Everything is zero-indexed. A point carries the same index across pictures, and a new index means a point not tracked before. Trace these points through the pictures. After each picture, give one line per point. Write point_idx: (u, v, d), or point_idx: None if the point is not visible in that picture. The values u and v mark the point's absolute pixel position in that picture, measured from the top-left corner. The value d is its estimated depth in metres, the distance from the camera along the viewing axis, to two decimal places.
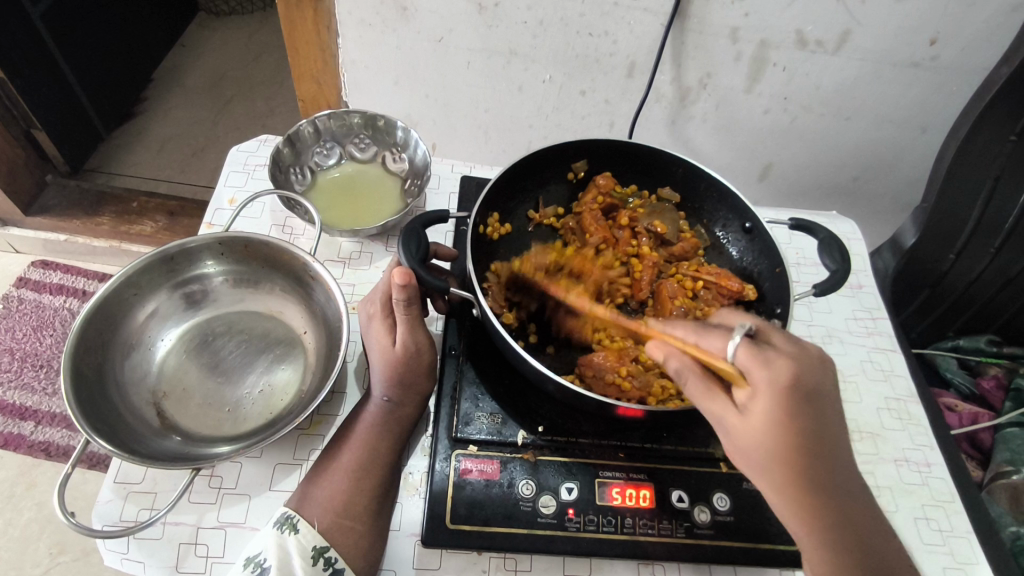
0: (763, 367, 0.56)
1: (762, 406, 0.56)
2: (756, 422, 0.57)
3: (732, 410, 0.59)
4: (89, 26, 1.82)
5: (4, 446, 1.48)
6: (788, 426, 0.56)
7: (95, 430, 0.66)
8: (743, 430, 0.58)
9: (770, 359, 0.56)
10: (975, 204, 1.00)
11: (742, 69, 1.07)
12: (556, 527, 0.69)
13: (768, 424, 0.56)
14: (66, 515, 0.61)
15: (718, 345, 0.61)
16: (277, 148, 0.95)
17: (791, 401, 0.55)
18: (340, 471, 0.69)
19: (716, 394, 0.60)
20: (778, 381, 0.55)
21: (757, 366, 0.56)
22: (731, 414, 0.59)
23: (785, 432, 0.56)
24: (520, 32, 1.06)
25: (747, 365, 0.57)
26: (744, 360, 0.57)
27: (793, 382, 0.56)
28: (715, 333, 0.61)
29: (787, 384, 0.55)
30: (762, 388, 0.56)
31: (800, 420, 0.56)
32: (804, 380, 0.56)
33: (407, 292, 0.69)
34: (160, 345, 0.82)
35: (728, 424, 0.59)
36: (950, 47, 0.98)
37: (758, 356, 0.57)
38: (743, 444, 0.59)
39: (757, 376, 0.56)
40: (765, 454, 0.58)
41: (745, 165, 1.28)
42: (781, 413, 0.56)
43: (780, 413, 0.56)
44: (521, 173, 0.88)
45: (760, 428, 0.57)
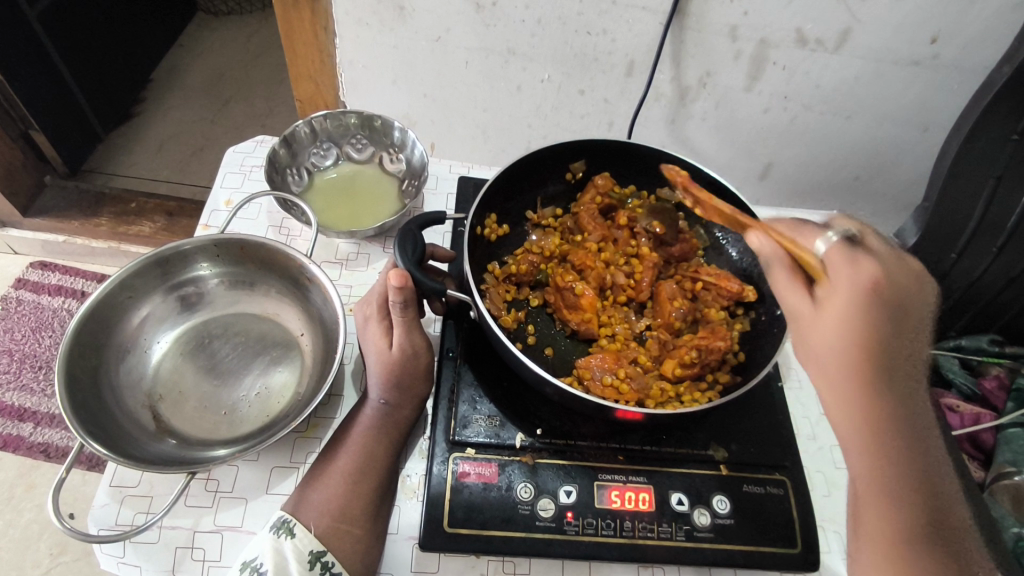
0: (851, 264, 0.58)
1: (843, 300, 0.56)
2: (833, 312, 0.57)
3: (807, 301, 0.59)
4: (86, 26, 1.82)
5: (3, 448, 1.48)
6: (867, 324, 0.55)
7: (89, 434, 0.65)
8: (813, 322, 0.58)
9: (858, 260, 0.58)
10: (977, 203, 0.99)
11: (742, 67, 1.06)
12: (554, 530, 0.68)
13: (843, 318, 0.56)
14: (60, 521, 0.61)
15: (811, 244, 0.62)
16: (274, 149, 0.95)
17: (874, 300, 0.56)
18: (337, 474, 0.68)
19: (794, 284, 0.60)
20: (863, 279, 0.56)
21: (842, 263, 0.58)
22: (806, 305, 0.59)
23: (861, 326, 0.55)
24: (518, 31, 1.06)
25: (834, 261, 0.58)
26: (832, 256, 0.59)
27: (878, 285, 0.56)
28: (809, 233, 0.64)
29: (871, 284, 0.56)
30: (844, 283, 0.57)
31: (876, 323, 0.55)
32: (888, 289, 0.57)
33: (403, 294, 0.68)
34: (155, 348, 0.81)
35: (798, 316, 0.59)
36: (951, 45, 0.97)
37: (846, 255, 0.58)
38: (808, 338, 0.58)
39: (844, 271, 0.57)
40: (832, 354, 0.56)
41: (745, 164, 1.27)
42: (859, 311, 0.56)
43: (857, 308, 0.56)
44: (519, 174, 0.88)
45: (833, 322, 0.56)
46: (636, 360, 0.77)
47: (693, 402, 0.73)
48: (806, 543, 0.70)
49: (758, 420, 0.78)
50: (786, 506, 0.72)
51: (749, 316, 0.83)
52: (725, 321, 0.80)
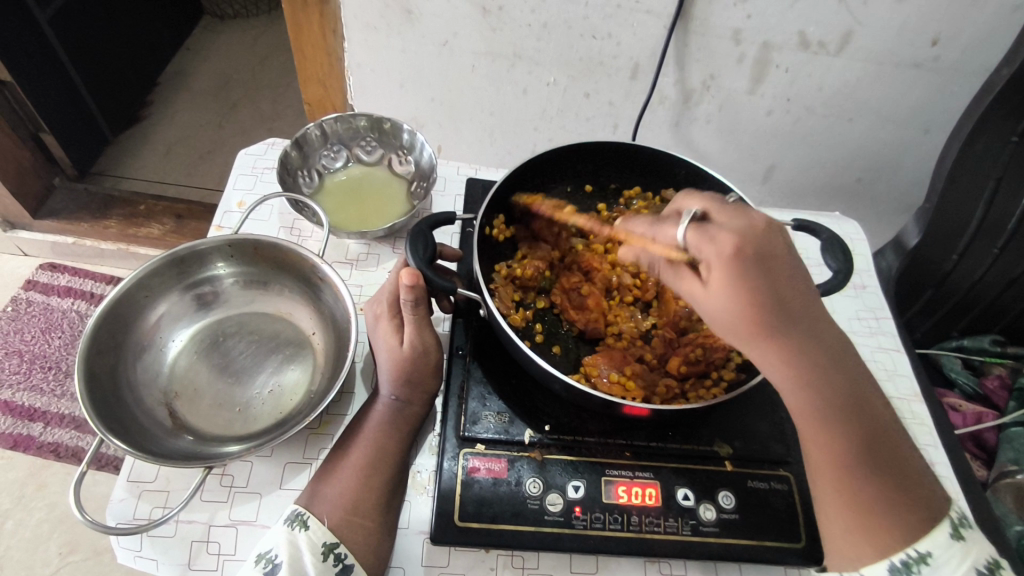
0: (708, 244, 0.56)
1: (719, 279, 0.55)
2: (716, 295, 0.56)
3: (694, 283, 0.58)
4: (96, 31, 1.84)
5: (14, 447, 1.49)
6: (754, 294, 0.55)
7: (108, 430, 0.67)
8: (704, 305, 0.58)
9: (713, 235, 0.56)
10: (978, 204, 1.00)
11: (745, 70, 1.08)
12: (562, 524, 0.69)
13: (728, 297, 0.55)
14: (82, 513, 0.62)
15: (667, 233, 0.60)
16: (285, 152, 0.97)
17: (748, 268, 0.54)
18: (349, 469, 0.70)
19: (676, 271, 0.59)
20: (726, 251, 0.55)
21: (704, 243, 0.56)
22: (694, 287, 0.58)
23: (745, 302, 0.55)
24: (524, 35, 1.07)
25: (697, 246, 0.56)
26: (691, 241, 0.57)
27: (744, 250, 0.55)
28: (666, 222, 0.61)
29: (738, 256, 0.54)
30: (714, 264, 0.55)
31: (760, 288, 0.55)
32: (752, 251, 0.55)
33: (414, 292, 0.70)
34: (170, 346, 0.83)
35: (693, 297, 0.58)
36: (951, 47, 0.99)
37: (703, 235, 0.56)
38: (711, 314, 0.58)
39: (707, 252, 0.55)
40: (734, 322, 0.56)
41: (748, 166, 1.29)
42: (739, 288, 0.54)
43: (737, 285, 0.55)
44: (525, 175, 0.90)
45: (720, 301, 0.56)
46: (642, 358, 0.79)
47: (699, 399, 0.74)
48: (810, 537, 0.72)
49: (762, 417, 0.80)
50: (791, 502, 0.73)
51: None
52: None
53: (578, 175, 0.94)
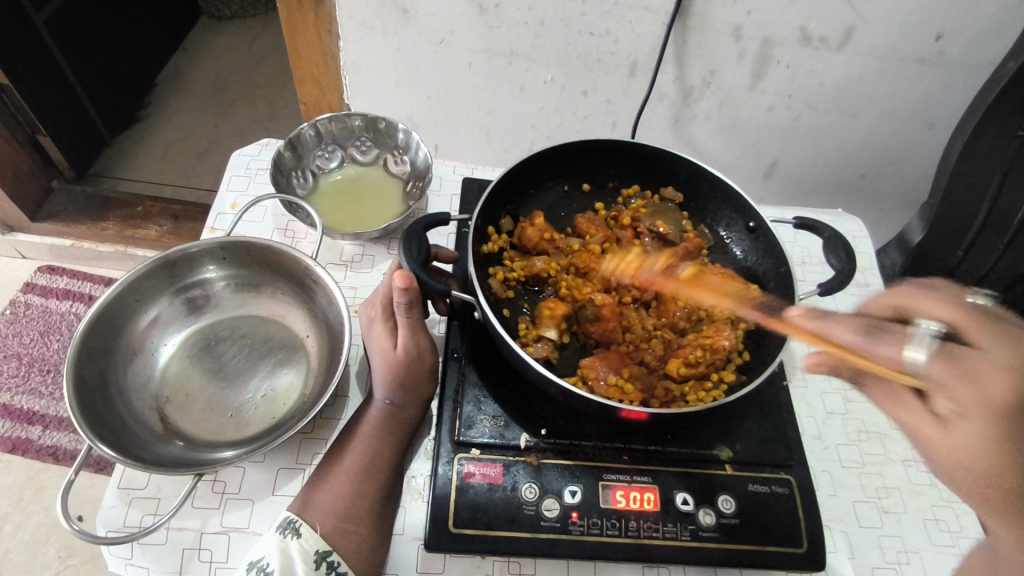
0: (959, 381, 0.67)
1: (967, 428, 0.66)
2: (961, 435, 0.67)
3: (925, 420, 0.69)
4: (92, 32, 1.83)
5: (13, 451, 1.49)
6: (999, 443, 0.64)
7: (97, 436, 0.66)
8: (941, 441, 0.68)
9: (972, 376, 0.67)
10: (983, 199, 0.98)
11: (746, 67, 1.06)
12: (559, 530, 0.68)
13: (978, 444, 0.65)
14: (69, 522, 0.61)
15: (895, 355, 0.72)
16: (279, 152, 0.96)
17: (1003, 416, 0.65)
18: (343, 475, 0.69)
19: (903, 399, 0.71)
20: (968, 388, 0.67)
21: (958, 383, 0.67)
22: (925, 423, 0.69)
23: (1001, 436, 0.65)
24: (521, 33, 1.06)
25: (945, 381, 0.68)
26: (941, 374, 0.68)
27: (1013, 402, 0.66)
28: (881, 347, 0.72)
29: (999, 406, 0.66)
30: (972, 407, 0.66)
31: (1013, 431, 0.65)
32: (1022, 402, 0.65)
33: (408, 296, 0.69)
34: (162, 350, 0.82)
35: (921, 432, 0.70)
36: (955, 43, 0.97)
37: (957, 371, 0.68)
38: (945, 452, 0.68)
39: (957, 390, 0.67)
40: (983, 468, 0.65)
41: (749, 164, 1.27)
42: (992, 429, 0.65)
43: (984, 429, 0.65)
44: (522, 174, 0.88)
45: (963, 443, 0.66)
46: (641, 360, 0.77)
47: (699, 401, 0.72)
48: (812, 542, 0.70)
49: (762, 419, 0.78)
50: (792, 505, 0.72)
51: None
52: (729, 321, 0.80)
53: (576, 174, 0.93)
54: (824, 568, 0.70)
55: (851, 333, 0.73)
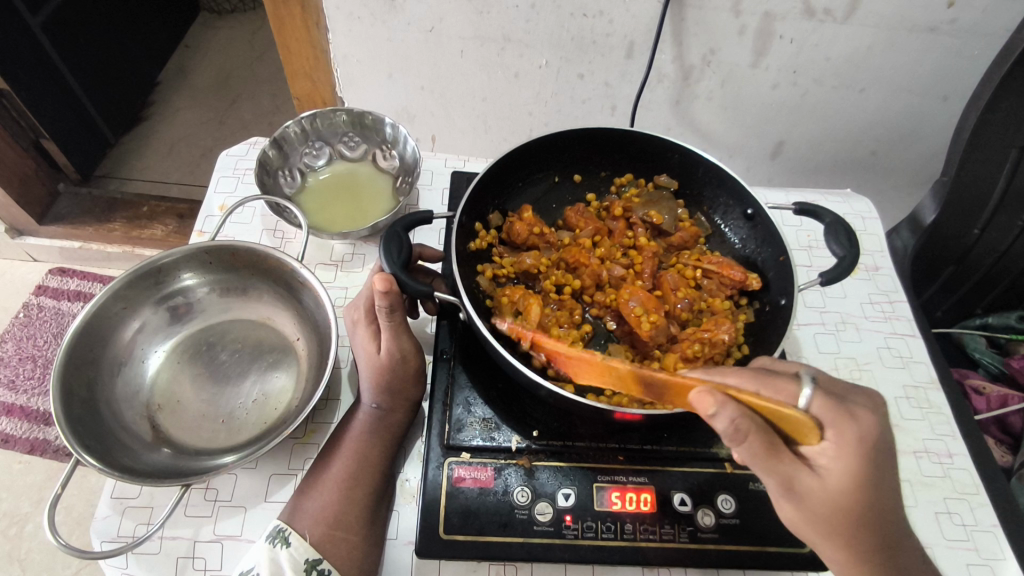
0: (843, 421, 0.53)
1: (839, 467, 0.54)
2: (836, 481, 0.54)
3: (802, 470, 0.55)
4: (90, 32, 1.81)
5: (30, 452, 1.49)
6: (864, 478, 0.54)
7: (83, 447, 0.65)
8: (815, 495, 0.55)
9: (853, 413, 0.54)
10: (1000, 176, 0.92)
11: (747, 43, 1.01)
12: (553, 534, 0.67)
13: (848, 483, 0.54)
14: (55, 537, 0.61)
15: (788, 394, 0.55)
16: (264, 152, 0.94)
17: (869, 455, 0.53)
18: (331, 481, 0.67)
19: (838, 453, 0.53)
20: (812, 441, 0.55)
21: (841, 421, 0.53)
22: (802, 474, 0.55)
23: (864, 472, 0.53)
24: (512, 17, 1.02)
25: (827, 417, 0.54)
26: (823, 411, 0.54)
27: (875, 439, 0.54)
28: (778, 380, 0.56)
29: (871, 442, 0.54)
30: (845, 447, 0.53)
31: (874, 466, 0.54)
32: (882, 435, 0.55)
33: (389, 299, 0.67)
34: (152, 358, 0.82)
35: (799, 485, 0.55)
36: (970, 9, 0.91)
37: (838, 408, 0.54)
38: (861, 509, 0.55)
39: (838, 428, 0.53)
40: (841, 517, 0.55)
41: (756, 143, 1.22)
42: (862, 465, 0.53)
43: (858, 468, 0.53)
44: (510, 167, 0.87)
45: (840, 490, 0.54)
46: (654, 356, 0.76)
47: None
48: None
49: None
50: None
51: (752, 306, 0.82)
52: (729, 312, 0.79)
53: (565, 165, 0.91)
54: (830, 567, 0.69)
55: (743, 375, 0.57)
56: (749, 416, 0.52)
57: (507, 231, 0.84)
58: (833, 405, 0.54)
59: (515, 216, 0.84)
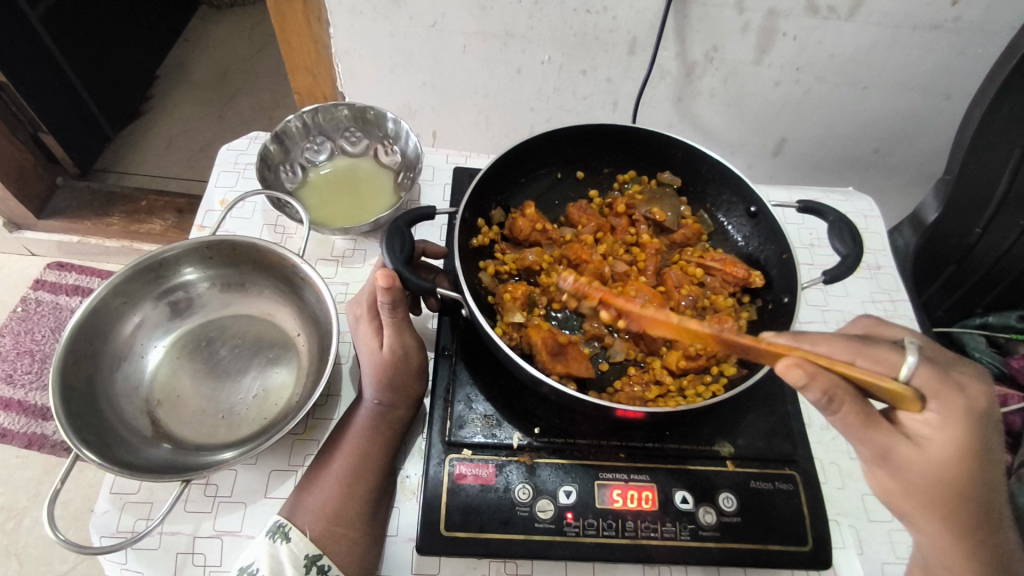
0: (949, 391, 0.52)
1: (946, 437, 0.53)
2: (936, 451, 0.53)
3: (900, 440, 0.55)
4: (89, 25, 1.80)
5: (28, 446, 1.48)
6: (970, 447, 0.52)
7: (83, 442, 0.65)
8: (913, 465, 0.55)
9: (960, 385, 0.53)
10: (1001, 178, 0.92)
11: (750, 40, 1.01)
12: (554, 532, 0.67)
13: (951, 453, 0.53)
14: (54, 532, 0.60)
15: (888, 365, 0.54)
16: (265, 146, 0.93)
17: (975, 425, 0.52)
18: (332, 478, 0.67)
19: (947, 423, 0.52)
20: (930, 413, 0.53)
21: (946, 393, 0.52)
22: (901, 445, 0.55)
23: (970, 443, 0.52)
24: (515, 12, 1.01)
25: (934, 390, 0.53)
26: (930, 382, 0.53)
27: (983, 409, 0.53)
28: (876, 348, 0.55)
29: (978, 413, 0.52)
30: (952, 416, 0.52)
31: (982, 437, 0.52)
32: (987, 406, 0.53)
33: (391, 294, 0.67)
34: (151, 353, 0.81)
35: (896, 455, 0.55)
36: (974, 7, 0.91)
37: (943, 378, 0.53)
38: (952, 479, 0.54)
39: (947, 399, 0.52)
40: (941, 488, 0.54)
41: (758, 141, 1.22)
42: (970, 435, 0.52)
43: (965, 438, 0.52)
44: (511, 164, 0.86)
45: (941, 461, 0.53)
46: (660, 352, 0.76)
47: (698, 396, 0.71)
48: (817, 540, 0.69)
49: (764, 412, 0.76)
50: (795, 502, 0.70)
51: (755, 303, 0.82)
52: (733, 309, 0.79)
53: (568, 162, 0.91)
54: (831, 566, 0.69)
55: (835, 342, 0.56)
56: (840, 386, 0.53)
57: (510, 226, 0.84)
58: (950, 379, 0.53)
59: (518, 213, 0.84)
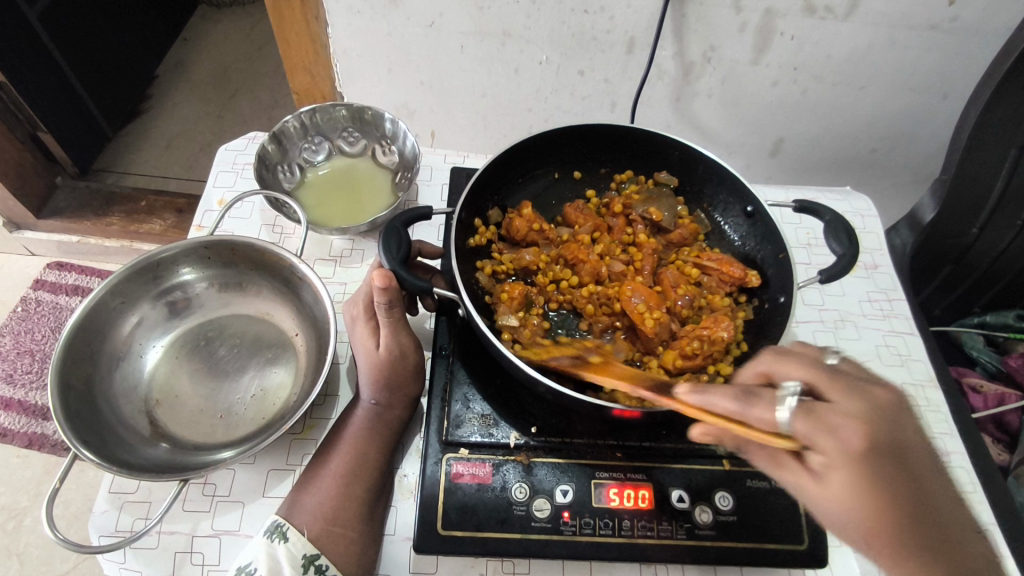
0: (826, 433, 0.51)
1: (839, 478, 0.51)
2: (836, 490, 0.52)
3: (806, 479, 0.55)
4: (87, 25, 1.80)
5: (28, 446, 1.49)
6: (864, 484, 0.50)
7: (81, 442, 0.65)
8: (826, 507, 0.53)
9: (833, 424, 0.51)
10: (999, 175, 0.92)
11: (747, 40, 1.01)
12: (550, 531, 0.67)
13: (848, 492, 0.51)
14: (52, 531, 0.61)
15: (769, 415, 0.54)
16: (263, 146, 0.94)
17: (866, 462, 0.50)
18: (330, 477, 0.67)
19: (835, 466, 0.51)
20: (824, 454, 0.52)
21: (821, 435, 0.51)
22: (806, 483, 0.54)
23: (862, 480, 0.50)
24: (513, 12, 1.01)
25: (809, 436, 0.52)
26: (804, 430, 0.52)
27: (868, 443, 0.50)
28: (758, 400, 0.55)
29: (861, 449, 0.50)
30: (836, 457, 0.51)
31: (876, 473, 0.50)
32: (875, 439, 0.51)
33: (388, 295, 0.67)
34: (150, 353, 0.82)
35: (807, 495, 0.55)
36: (970, 6, 0.91)
37: (818, 422, 0.52)
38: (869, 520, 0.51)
39: (824, 442, 0.51)
40: (861, 531, 0.51)
41: (756, 140, 1.22)
42: (859, 474, 0.50)
43: (854, 479, 0.50)
44: (509, 163, 0.87)
45: (843, 500, 0.51)
46: (657, 352, 0.76)
47: None
48: (813, 539, 0.69)
49: None
50: (792, 501, 0.71)
51: (752, 303, 0.82)
52: (729, 308, 0.79)
53: (565, 161, 0.91)
54: (827, 565, 0.69)
55: (728, 398, 0.57)
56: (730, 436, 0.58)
57: (508, 226, 0.84)
58: (840, 414, 0.52)
59: (516, 212, 0.84)
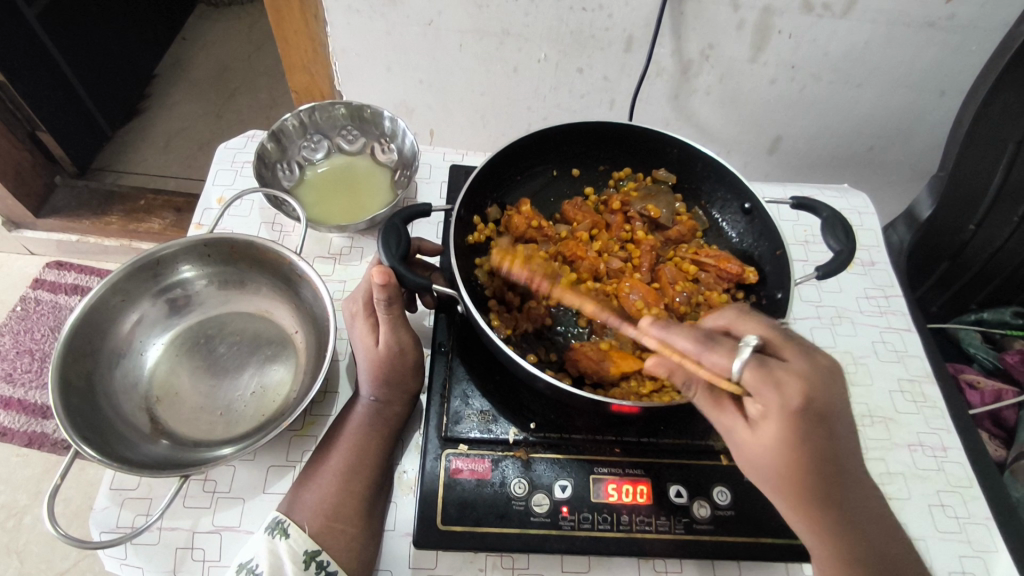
0: (769, 387, 0.53)
1: (770, 429, 0.54)
2: (767, 435, 0.55)
3: (739, 422, 0.57)
4: (86, 24, 1.80)
5: (28, 445, 1.49)
6: (795, 441, 0.53)
7: (82, 438, 0.65)
8: (751, 447, 0.56)
9: (778, 379, 0.53)
10: (996, 172, 0.93)
11: (746, 38, 1.01)
12: (549, 526, 0.67)
13: (775, 442, 0.54)
14: (53, 526, 0.61)
15: (723, 362, 0.55)
16: (262, 144, 0.94)
17: (794, 424, 0.52)
18: (330, 473, 0.68)
19: (772, 417, 0.53)
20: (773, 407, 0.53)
21: (764, 389, 0.53)
22: (738, 427, 0.57)
23: (792, 436, 0.53)
24: (512, 11, 1.01)
25: (756, 387, 0.53)
26: (752, 380, 0.53)
27: (803, 405, 0.52)
28: (716, 346, 0.56)
29: (797, 409, 0.52)
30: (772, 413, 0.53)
31: (804, 430, 0.53)
32: (813, 398, 0.53)
33: (387, 291, 0.67)
34: (150, 350, 0.82)
35: (737, 435, 0.58)
36: (967, 4, 0.91)
37: (766, 374, 0.53)
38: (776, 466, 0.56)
39: (766, 396, 0.53)
40: (772, 471, 0.56)
41: (753, 138, 1.23)
42: (788, 431, 0.53)
43: (784, 434, 0.53)
44: (508, 161, 0.87)
45: (768, 445, 0.55)
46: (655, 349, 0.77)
47: None
48: None
49: None
50: None
51: (750, 299, 0.82)
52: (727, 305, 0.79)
53: (564, 159, 0.92)
54: None
55: (687, 337, 0.57)
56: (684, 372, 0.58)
57: (507, 224, 0.85)
58: (788, 374, 0.53)
59: (515, 210, 0.85)
